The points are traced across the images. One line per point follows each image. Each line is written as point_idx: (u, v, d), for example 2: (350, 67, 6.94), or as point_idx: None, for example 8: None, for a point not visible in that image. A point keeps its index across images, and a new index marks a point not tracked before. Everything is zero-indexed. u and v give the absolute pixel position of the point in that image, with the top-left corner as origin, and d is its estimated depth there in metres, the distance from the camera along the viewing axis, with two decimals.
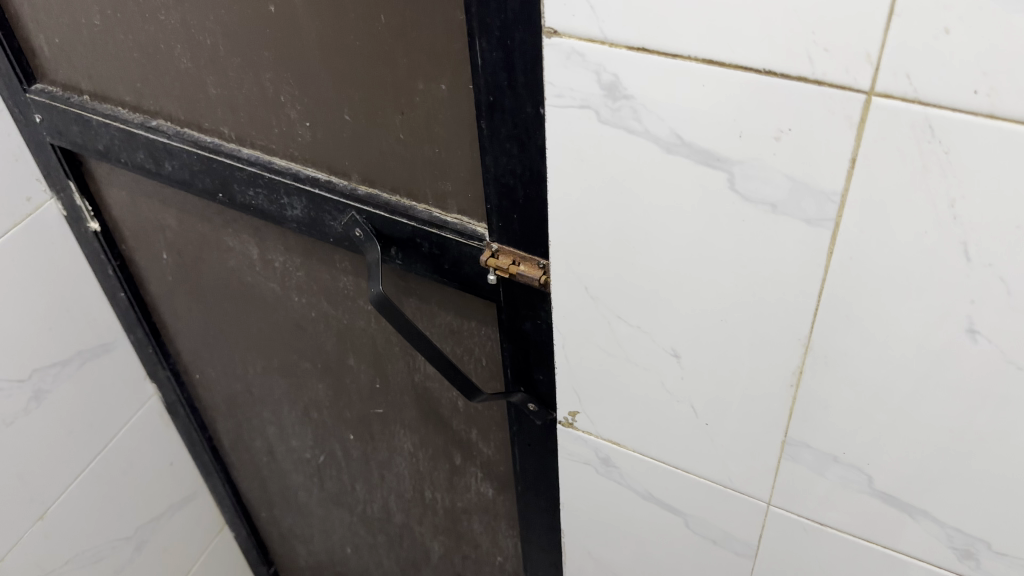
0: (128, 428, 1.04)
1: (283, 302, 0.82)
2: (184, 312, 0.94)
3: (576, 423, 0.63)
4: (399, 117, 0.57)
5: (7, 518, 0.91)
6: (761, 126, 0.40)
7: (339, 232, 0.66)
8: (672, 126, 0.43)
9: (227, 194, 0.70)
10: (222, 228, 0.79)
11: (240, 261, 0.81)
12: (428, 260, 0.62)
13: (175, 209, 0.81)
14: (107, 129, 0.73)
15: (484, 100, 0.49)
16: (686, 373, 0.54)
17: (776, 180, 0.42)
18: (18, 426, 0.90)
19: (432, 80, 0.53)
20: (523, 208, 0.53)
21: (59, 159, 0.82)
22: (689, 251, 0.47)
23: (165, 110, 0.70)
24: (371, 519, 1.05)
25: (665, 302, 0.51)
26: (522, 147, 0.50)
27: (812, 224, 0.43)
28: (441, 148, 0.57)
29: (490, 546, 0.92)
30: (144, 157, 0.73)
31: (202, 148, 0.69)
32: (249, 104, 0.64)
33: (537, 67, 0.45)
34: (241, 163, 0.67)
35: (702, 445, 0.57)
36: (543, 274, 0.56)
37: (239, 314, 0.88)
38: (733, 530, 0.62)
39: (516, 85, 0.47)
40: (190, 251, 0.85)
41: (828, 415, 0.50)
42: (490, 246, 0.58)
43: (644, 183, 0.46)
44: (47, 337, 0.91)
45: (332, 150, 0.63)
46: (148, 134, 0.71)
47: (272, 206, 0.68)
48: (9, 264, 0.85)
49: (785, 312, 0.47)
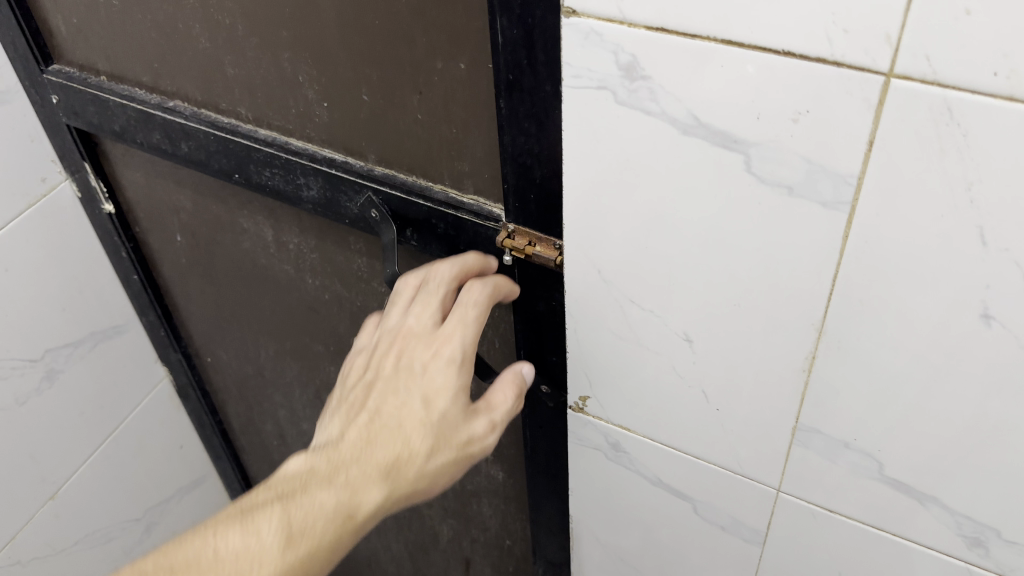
0: (138, 411, 1.05)
1: (296, 284, 0.83)
2: (197, 294, 0.95)
3: (586, 408, 0.64)
4: (417, 97, 0.58)
5: (20, 498, 0.92)
6: (779, 107, 0.40)
7: (354, 213, 0.66)
8: (690, 107, 0.43)
9: (243, 175, 0.71)
10: (237, 210, 0.80)
11: (254, 243, 0.82)
12: (443, 241, 0.63)
13: (190, 190, 0.82)
14: (123, 110, 0.74)
15: (504, 79, 0.49)
16: (698, 357, 0.54)
17: (793, 162, 0.42)
18: (31, 406, 0.91)
19: (451, 59, 0.53)
20: (540, 187, 0.53)
21: (75, 140, 0.82)
22: (704, 235, 0.47)
23: (183, 90, 0.71)
24: None
25: (679, 286, 0.51)
26: (540, 126, 0.50)
27: (828, 207, 0.43)
28: (459, 129, 0.57)
29: (499, 529, 0.93)
30: (160, 138, 0.74)
31: (219, 129, 0.69)
32: (267, 84, 0.65)
33: (556, 46, 0.46)
34: (258, 144, 0.67)
35: (713, 430, 0.58)
36: (559, 254, 0.56)
37: (252, 296, 0.89)
38: (742, 516, 0.62)
39: (535, 64, 0.47)
40: (204, 233, 0.86)
41: (840, 400, 0.51)
42: (507, 227, 0.58)
43: (660, 165, 0.46)
44: (61, 319, 0.92)
45: (348, 130, 0.64)
46: (165, 114, 0.71)
47: (287, 187, 0.69)
48: (25, 244, 0.85)
49: (799, 295, 0.47)
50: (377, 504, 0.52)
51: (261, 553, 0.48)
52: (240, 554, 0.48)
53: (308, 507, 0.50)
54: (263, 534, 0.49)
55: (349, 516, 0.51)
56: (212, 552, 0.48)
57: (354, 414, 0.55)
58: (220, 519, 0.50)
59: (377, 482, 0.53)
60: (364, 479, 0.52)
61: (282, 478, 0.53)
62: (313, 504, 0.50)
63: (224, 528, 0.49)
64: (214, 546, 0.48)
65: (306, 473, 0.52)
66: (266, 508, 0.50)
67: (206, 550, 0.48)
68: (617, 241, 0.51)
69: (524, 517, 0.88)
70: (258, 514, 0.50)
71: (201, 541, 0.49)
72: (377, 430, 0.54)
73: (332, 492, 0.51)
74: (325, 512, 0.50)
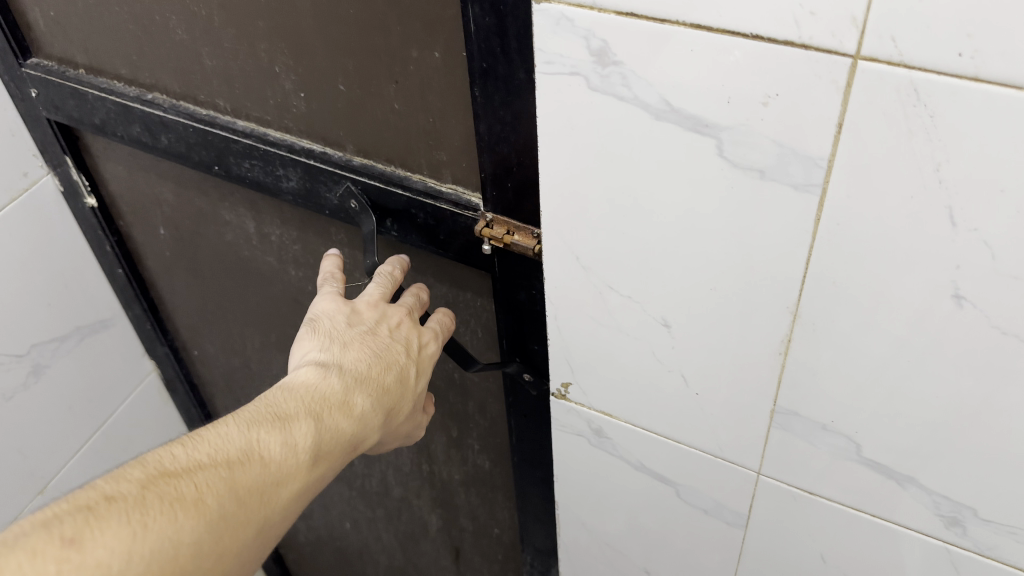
0: (127, 405, 1.05)
1: (280, 276, 0.83)
2: (182, 288, 0.95)
3: (568, 395, 0.64)
4: (393, 87, 0.58)
5: (9, 493, 0.93)
6: (750, 91, 0.41)
7: (334, 204, 0.67)
8: (661, 92, 0.43)
9: (223, 166, 0.71)
10: (219, 202, 0.80)
11: (237, 235, 0.82)
12: (422, 231, 0.64)
13: (173, 183, 0.81)
14: (103, 103, 0.73)
15: (477, 67, 0.50)
16: (677, 342, 0.54)
17: (765, 146, 0.42)
18: (18, 400, 0.91)
19: (426, 48, 0.54)
20: (518, 175, 0.54)
21: (56, 134, 0.82)
22: (677, 219, 0.48)
23: (161, 83, 0.70)
24: (369, 493, 1.05)
25: (656, 271, 0.51)
26: (515, 115, 0.51)
27: (800, 190, 0.43)
28: (436, 118, 0.58)
29: (488, 518, 0.93)
30: (140, 131, 0.74)
31: (198, 120, 0.69)
32: (245, 75, 0.65)
33: (528, 33, 0.46)
34: (236, 135, 0.68)
35: (693, 415, 0.58)
36: (537, 244, 0.56)
37: (236, 288, 0.89)
38: (724, 499, 0.62)
39: (508, 52, 0.48)
40: (187, 225, 0.86)
41: (817, 383, 0.51)
42: (485, 216, 0.58)
43: (633, 151, 0.46)
44: (46, 313, 0.92)
45: (326, 121, 0.64)
46: (144, 107, 0.71)
47: (268, 178, 0.69)
48: (7, 238, 0.85)
49: (774, 278, 0.47)
50: (366, 441, 0.58)
51: (301, 463, 0.51)
52: (284, 462, 0.51)
53: (332, 429, 0.55)
54: (303, 447, 0.52)
55: (354, 445, 0.57)
56: (261, 451, 0.50)
57: (361, 349, 0.60)
58: (254, 420, 0.52)
59: (378, 422, 0.59)
60: (371, 418, 0.58)
61: (299, 392, 0.55)
62: (336, 428, 0.55)
63: (266, 433, 0.51)
64: (258, 448, 0.50)
65: (326, 394, 0.56)
66: (300, 419, 0.53)
67: (255, 448, 0.50)
68: (593, 226, 0.51)
69: (512, 505, 0.88)
70: (295, 424, 0.52)
71: (246, 437, 0.50)
72: (386, 376, 0.60)
73: (350, 423, 0.56)
74: (344, 438, 0.55)
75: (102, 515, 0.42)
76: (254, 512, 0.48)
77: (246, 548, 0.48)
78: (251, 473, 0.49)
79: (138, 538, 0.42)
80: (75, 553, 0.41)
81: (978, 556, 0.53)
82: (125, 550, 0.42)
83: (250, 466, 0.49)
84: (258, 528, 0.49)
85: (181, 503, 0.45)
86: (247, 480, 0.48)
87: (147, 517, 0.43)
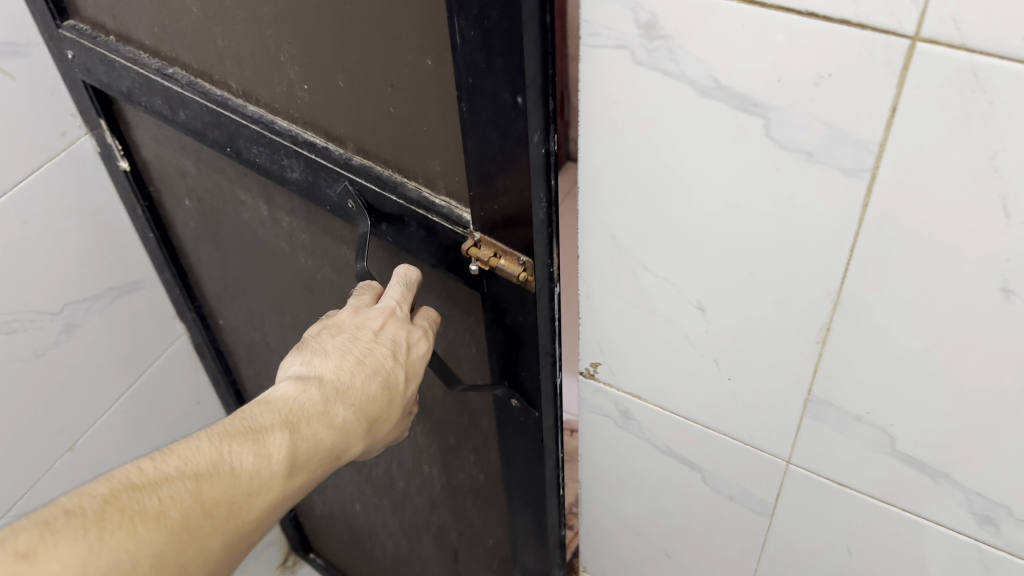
0: (155, 366, 1.07)
1: (292, 261, 0.82)
2: (207, 258, 0.95)
3: (597, 374, 0.63)
4: (389, 89, 0.56)
5: (38, 448, 0.94)
6: (801, 70, 0.39)
7: (334, 200, 0.65)
8: (709, 68, 0.42)
9: (235, 150, 0.71)
10: (236, 181, 0.79)
11: (253, 216, 0.82)
12: (416, 239, 0.63)
13: (194, 157, 0.81)
14: (128, 72, 0.73)
15: (464, 81, 0.48)
16: (711, 327, 0.53)
17: (813, 128, 0.41)
18: (49, 357, 0.92)
19: (419, 54, 0.52)
20: (502, 198, 0.53)
21: (91, 97, 0.82)
22: (720, 201, 0.47)
23: (181, 57, 0.70)
24: (377, 482, 1.05)
25: (695, 252, 0.50)
26: (502, 134, 0.49)
27: (848, 174, 0.42)
28: (430, 124, 0.56)
29: (483, 525, 0.94)
30: (161, 104, 0.73)
31: (212, 100, 0.69)
32: (254, 59, 0.64)
33: (512, 50, 0.44)
34: (245, 120, 0.67)
35: (723, 401, 0.57)
36: (522, 270, 0.56)
37: (254, 268, 0.89)
38: (751, 487, 0.62)
39: (494, 68, 0.46)
40: (209, 199, 0.86)
41: (854, 373, 0.50)
42: (473, 235, 0.58)
43: (678, 128, 0.45)
44: (79, 271, 0.93)
45: (329, 115, 0.63)
46: (163, 81, 0.71)
47: (273, 166, 0.68)
48: (46, 195, 0.86)
49: (816, 264, 0.46)
50: (350, 450, 0.59)
51: (272, 475, 0.52)
52: (254, 473, 0.51)
53: (310, 440, 0.55)
54: (276, 458, 0.53)
55: (335, 455, 0.57)
56: (230, 463, 0.51)
57: (342, 359, 0.59)
58: (227, 433, 0.53)
59: (361, 431, 0.59)
60: (353, 427, 0.58)
61: (277, 404, 0.56)
62: (315, 439, 0.56)
63: (238, 445, 0.52)
64: (229, 459, 0.51)
65: (304, 406, 0.57)
66: (274, 431, 0.54)
67: (225, 460, 0.51)
68: (631, 206, 0.51)
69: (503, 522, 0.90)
70: (269, 435, 0.53)
71: (217, 449, 0.51)
72: (370, 384, 0.59)
73: (329, 432, 0.57)
74: (323, 449, 0.56)
75: (58, 529, 0.44)
76: (220, 523, 0.49)
77: (211, 558, 0.49)
78: (218, 486, 0.50)
79: (93, 551, 0.44)
80: (31, 566, 0.42)
81: (1010, 556, 0.52)
82: (79, 563, 0.43)
83: (217, 479, 0.50)
84: (224, 539, 0.50)
85: (141, 515, 0.46)
86: (213, 492, 0.49)
87: (104, 531, 0.44)
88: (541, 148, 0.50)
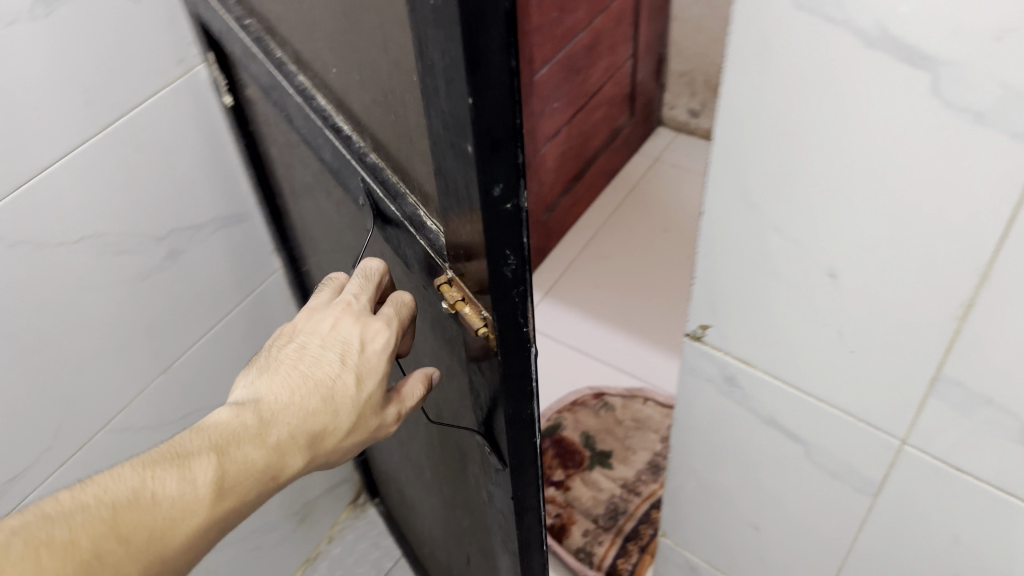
0: (250, 299, 1.10)
1: (343, 240, 0.80)
2: (292, 208, 0.96)
3: (704, 338, 0.60)
4: (388, 96, 0.52)
5: (136, 368, 0.98)
6: (981, 23, 0.36)
7: (356, 193, 0.62)
8: (878, 16, 0.39)
9: (288, 115, 0.70)
10: (298, 147, 0.77)
11: (314, 184, 0.80)
12: (412, 257, 0.58)
13: (267, 114, 0.82)
14: (219, 19, 0.76)
15: (428, 114, 0.44)
16: (839, 295, 0.51)
17: (986, 86, 0.38)
18: (153, 280, 0.95)
19: (402, 70, 0.47)
20: (465, 244, 0.48)
21: (202, 30, 0.84)
22: (872, 160, 0.44)
23: (256, 10, 0.72)
24: (412, 461, 1.04)
25: (835, 214, 0.48)
26: (460, 180, 0.45)
27: (1019, 139, 0.38)
28: (418, 145, 0.51)
29: (477, 548, 0.90)
30: (241, 53, 0.75)
31: (272, 61, 0.69)
32: (300, 29, 0.64)
33: (455, 90, 0.39)
34: (292, 88, 0.66)
35: (840, 373, 0.55)
36: (483, 324, 0.52)
37: (321, 232, 0.88)
38: (858, 465, 0.60)
39: (446, 107, 0.42)
40: (284, 154, 0.85)
41: (990, 355, 0.47)
42: (447, 273, 0.53)
43: (837, 81, 0.43)
44: (186, 199, 0.95)
45: (354, 106, 0.60)
46: (241, 33, 0.73)
47: (314, 143, 0.66)
48: (161, 120, 0.88)
49: (968, 234, 0.43)
50: (296, 467, 0.56)
51: (198, 499, 0.51)
52: (175, 499, 0.50)
53: (241, 461, 0.54)
54: (202, 483, 0.51)
55: (273, 475, 0.55)
56: (151, 490, 0.50)
57: (285, 376, 0.58)
58: (151, 461, 0.51)
59: (304, 449, 0.56)
60: (294, 445, 0.56)
61: (210, 430, 0.55)
62: (246, 459, 0.54)
63: (161, 471, 0.51)
64: (150, 486, 0.50)
65: (238, 428, 0.55)
66: (200, 456, 0.52)
67: (145, 488, 0.50)
68: (768, 162, 0.49)
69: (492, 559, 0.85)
70: (194, 461, 0.52)
71: (138, 477, 0.50)
72: (312, 399, 0.57)
73: (265, 453, 0.55)
74: (257, 469, 0.54)
75: None
76: (137, 550, 0.48)
77: None
78: (134, 515, 0.48)
79: None
80: None
81: None
82: None
83: (135, 508, 0.49)
84: (144, 567, 0.48)
85: (47, 547, 0.45)
86: (128, 522, 0.48)
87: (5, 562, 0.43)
88: (506, 204, 0.44)
